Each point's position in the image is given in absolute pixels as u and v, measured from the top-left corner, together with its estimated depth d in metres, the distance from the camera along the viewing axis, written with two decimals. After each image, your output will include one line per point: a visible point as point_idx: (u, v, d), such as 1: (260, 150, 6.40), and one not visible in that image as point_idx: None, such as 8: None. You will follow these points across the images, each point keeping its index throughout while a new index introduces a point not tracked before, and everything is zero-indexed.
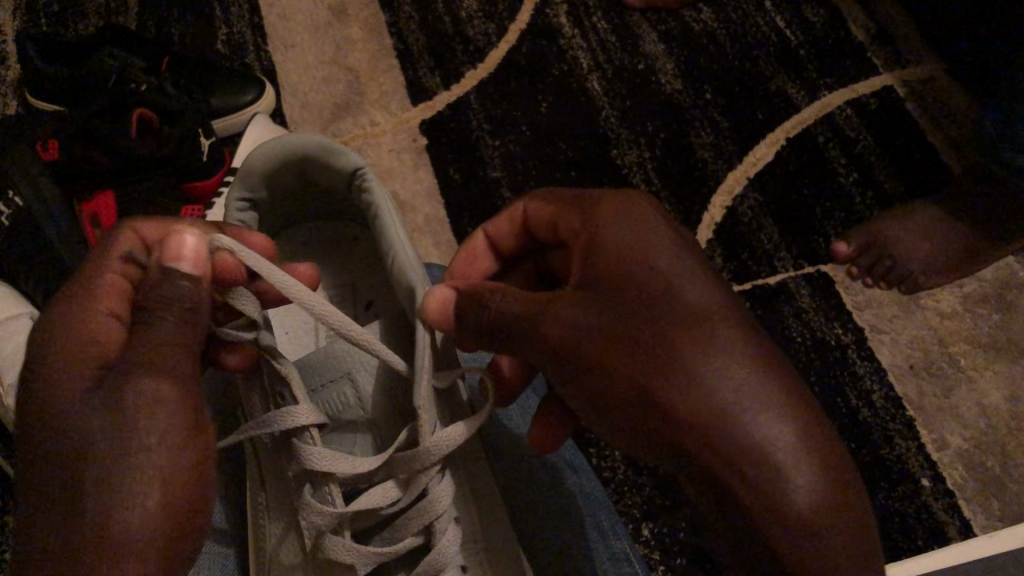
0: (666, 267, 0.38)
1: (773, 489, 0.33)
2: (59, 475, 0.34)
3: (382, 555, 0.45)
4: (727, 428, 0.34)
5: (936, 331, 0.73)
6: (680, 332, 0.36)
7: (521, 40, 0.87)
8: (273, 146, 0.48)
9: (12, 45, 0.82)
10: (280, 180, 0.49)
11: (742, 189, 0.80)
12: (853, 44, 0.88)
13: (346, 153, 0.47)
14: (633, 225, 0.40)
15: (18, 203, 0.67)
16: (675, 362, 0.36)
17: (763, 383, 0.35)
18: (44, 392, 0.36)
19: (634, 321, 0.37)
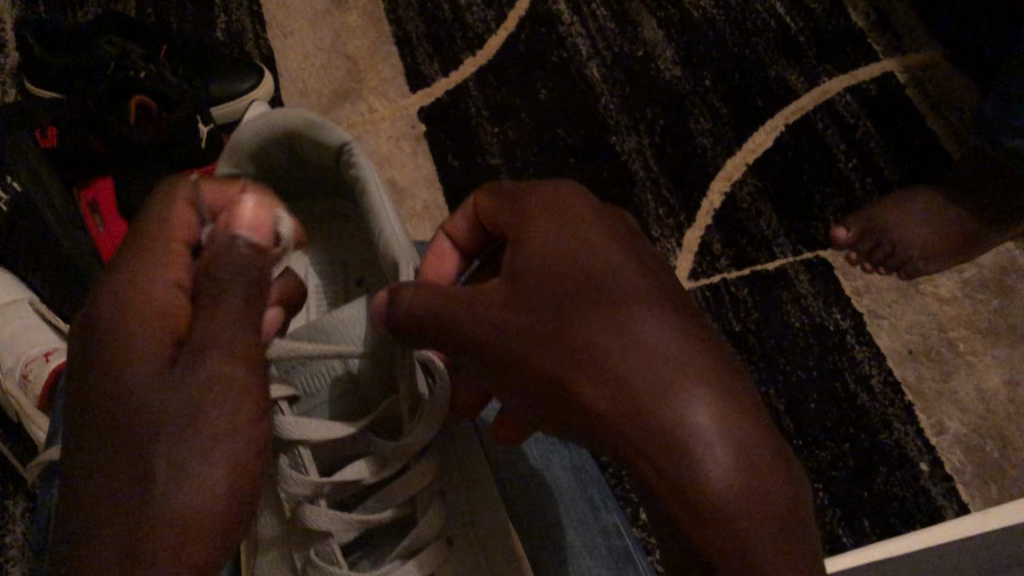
0: (590, 246, 0.33)
1: (687, 475, 0.28)
2: (112, 451, 0.31)
3: (364, 523, 0.45)
4: (657, 427, 0.28)
5: (935, 316, 0.73)
6: (599, 319, 0.31)
7: (520, 26, 0.87)
8: (265, 119, 0.48)
9: (10, 32, 0.82)
10: (271, 155, 0.49)
11: (741, 175, 0.80)
12: (853, 30, 0.87)
13: (331, 129, 0.46)
14: (559, 204, 0.35)
15: (17, 189, 0.68)
16: (598, 354, 0.30)
17: (700, 370, 0.29)
18: (104, 354, 0.33)
19: (554, 311, 0.32)
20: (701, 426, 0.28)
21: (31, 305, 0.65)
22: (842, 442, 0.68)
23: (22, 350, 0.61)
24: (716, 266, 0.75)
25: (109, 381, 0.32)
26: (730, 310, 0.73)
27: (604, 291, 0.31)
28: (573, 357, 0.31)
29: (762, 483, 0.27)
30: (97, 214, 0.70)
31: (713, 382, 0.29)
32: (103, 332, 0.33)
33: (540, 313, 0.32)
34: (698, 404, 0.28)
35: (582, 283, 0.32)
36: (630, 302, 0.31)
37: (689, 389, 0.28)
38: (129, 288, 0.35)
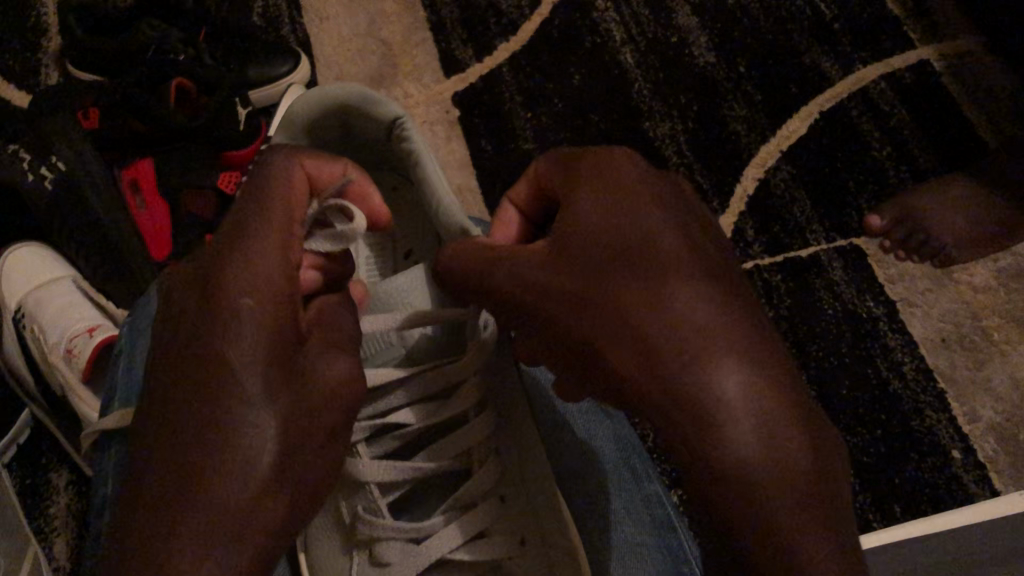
0: (633, 213, 0.33)
1: (709, 440, 0.28)
2: (203, 425, 0.32)
3: (417, 470, 0.48)
4: (684, 392, 0.29)
5: (969, 304, 0.73)
6: (637, 285, 0.31)
7: (554, 13, 0.87)
8: (317, 93, 0.49)
9: (52, 16, 0.84)
10: (324, 130, 0.50)
11: (774, 162, 0.80)
12: (888, 17, 0.87)
13: (385, 102, 0.47)
14: (611, 172, 0.35)
15: (63, 169, 0.68)
16: (634, 321, 0.31)
17: (735, 339, 0.29)
18: (221, 324, 0.33)
19: (595, 277, 0.32)
20: (729, 394, 0.28)
21: (74, 283, 0.67)
22: (874, 428, 0.68)
23: (66, 325, 0.62)
24: (749, 253, 0.75)
25: (224, 353, 0.33)
26: (763, 297, 0.73)
27: (643, 257, 0.32)
28: (609, 323, 0.31)
29: (786, 452, 0.28)
30: (138, 193, 0.73)
31: (746, 351, 0.29)
32: (221, 300, 0.34)
33: (581, 275, 0.33)
34: (728, 373, 0.28)
35: (623, 250, 0.32)
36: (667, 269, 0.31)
37: (721, 358, 0.29)
38: (247, 264, 0.34)
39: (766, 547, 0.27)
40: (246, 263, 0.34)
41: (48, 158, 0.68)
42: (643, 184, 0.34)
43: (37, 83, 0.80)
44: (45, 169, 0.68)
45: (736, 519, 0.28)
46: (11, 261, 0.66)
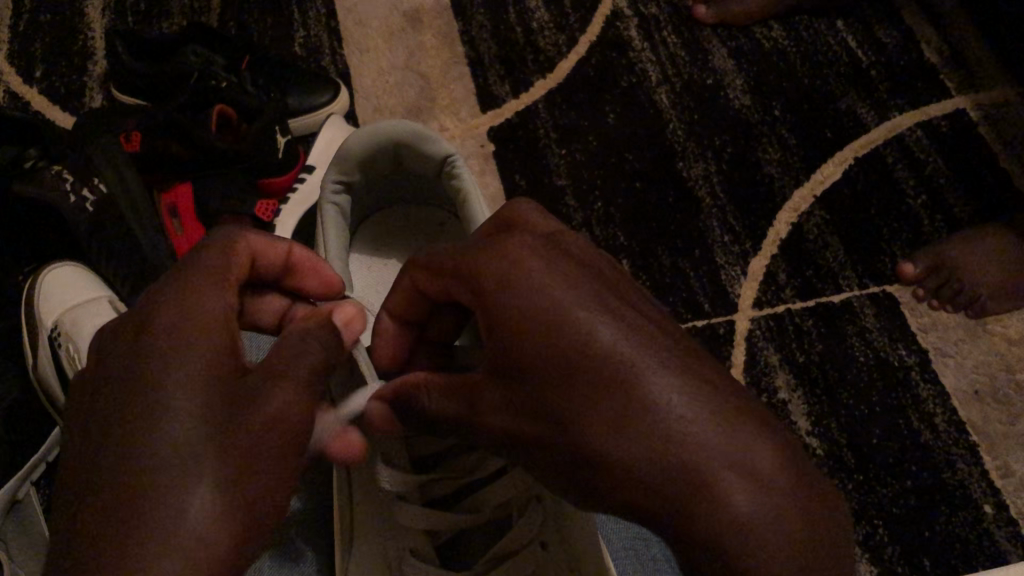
0: (565, 313, 0.33)
1: (713, 514, 0.29)
2: (118, 465, 0.30)
3: (455, 520, 0.49)
4: (674, 478, 0.30)
5: (1004, 356, 0.72)
6: (591, 390, 0.32)
7: (591, 51, 0.88)
8: (367, 128, 0.49)
9: (99, 41, 0.85)
10: (373, 162, 0.51)
11: (808, 206, 0.80)
12: (925, 65, 0.87)
13: (439, 139, 0.49)
14: (520, 291, 0.34)
15: (103, 190, 0.69)
16: (602, 427, 0.31)
17: (698, 428, 0.30)
18: (156, 396, 0.31)
19: (567, 413, 0.32)
20: (733, 504, 0.29)
21: (111, 302, 0.66)
22: (904, 480, 0.67)
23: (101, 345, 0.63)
24: (781, 296, 0.74)
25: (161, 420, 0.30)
26: (794, 342, 0.72)
27: (588, 377, 0.32)
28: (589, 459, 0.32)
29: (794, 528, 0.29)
30: (177, 217, 0.73)
31: (725, 451, 0.30)
32: (157, 372, 0.31)
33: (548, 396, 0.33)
34: (714, 480, 0.29)
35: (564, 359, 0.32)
36: (611, 377, 0.31)
37: (694, 465, 0.30)
38: (193, 337, 0.33)
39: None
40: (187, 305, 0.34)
41: (89, 179, 0.69)
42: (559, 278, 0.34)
43: (83, 106, 0.82)
44: (87, 192, 0.68)
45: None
46: (51, 279, 0.67)
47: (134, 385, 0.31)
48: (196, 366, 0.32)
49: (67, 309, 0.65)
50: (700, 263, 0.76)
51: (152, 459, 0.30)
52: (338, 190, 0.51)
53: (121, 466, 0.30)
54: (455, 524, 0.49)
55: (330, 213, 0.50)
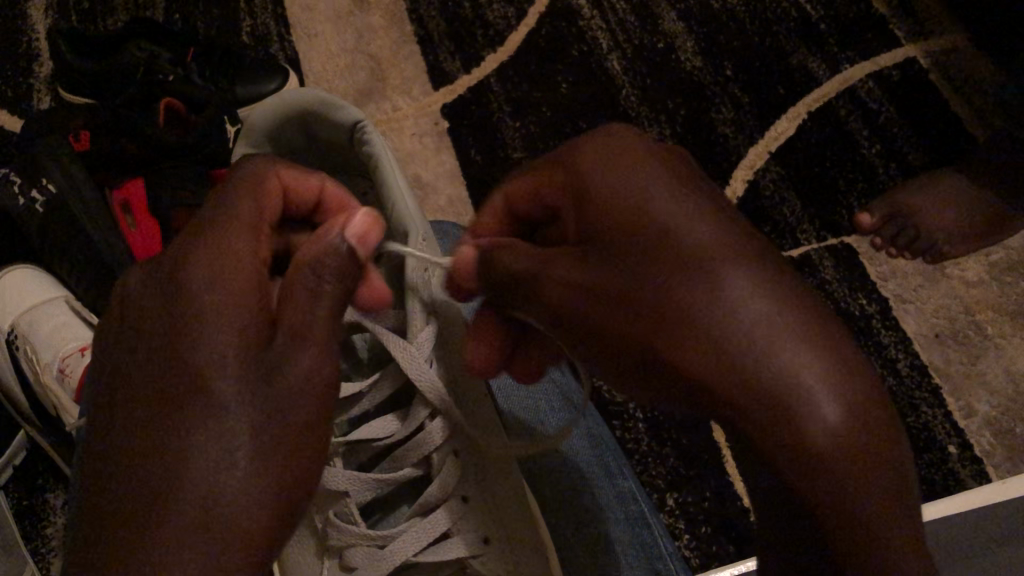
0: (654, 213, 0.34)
1: (800, 420, 0.30)
2: (165, 402, 0.34)
3: (376, 482, 0.50)
4: (767, 383, 0.30)
5: (963, 299, 0.73)
6: (682, 280, 0.32)
7: (540, 22, 0.87)
8: (278, 99, 0.51)
9: (43, 42, 0.84)
10: (283, 136, 0.52)
11: (764, 162, 0.80)
12: (875, 16, 0.87)
13: (344, 107, 0.49)
14: (604, 180, 0.35)
15: (52, 190, 0.68)
16: (691, 319, 0.32)
17: (788, 333, 0.30)
18: (197, 353, 0.34)
19: (658, 299, 0.33)
20: (815, 419, 0.29)
21: (66, 302, 0.66)
22: None
23: (58, 346, 0.62)
24: None
25: (199, 366, 0.34)
26: None
27: (682, 256, 0.32)
28: (676, 339, 0.32)
29: (857, 421, 0.29)
30: (129, 213, 0.70)
31: (800, 341, 0.30)
32: (185, 333, 0.34)
33: (627, 277, 0.34)
34: (788, 367, 0.30)
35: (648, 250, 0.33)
36: (693, 252, 0.32)
37: (769, 360, 0.30)
38: (218, 279, 0.36)
39: (840, 500, 0.30)
40: (213, 249, 0.36)
41: (39, 181, 0.68)
42: (656, 171, 0.35)
43: (31, 109, 0.81)
44: (37, 193, 0.68)
45: (840, 511, 0.30)
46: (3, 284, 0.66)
47: (167, 344, 0.34)
48: (219, 323, 0.35)
49: (21, 312, 0.64)
50: None
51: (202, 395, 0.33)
52: (252, 159, 0.54)
53: (176, 436, 0.33)
54: (376, 487, 0.50)
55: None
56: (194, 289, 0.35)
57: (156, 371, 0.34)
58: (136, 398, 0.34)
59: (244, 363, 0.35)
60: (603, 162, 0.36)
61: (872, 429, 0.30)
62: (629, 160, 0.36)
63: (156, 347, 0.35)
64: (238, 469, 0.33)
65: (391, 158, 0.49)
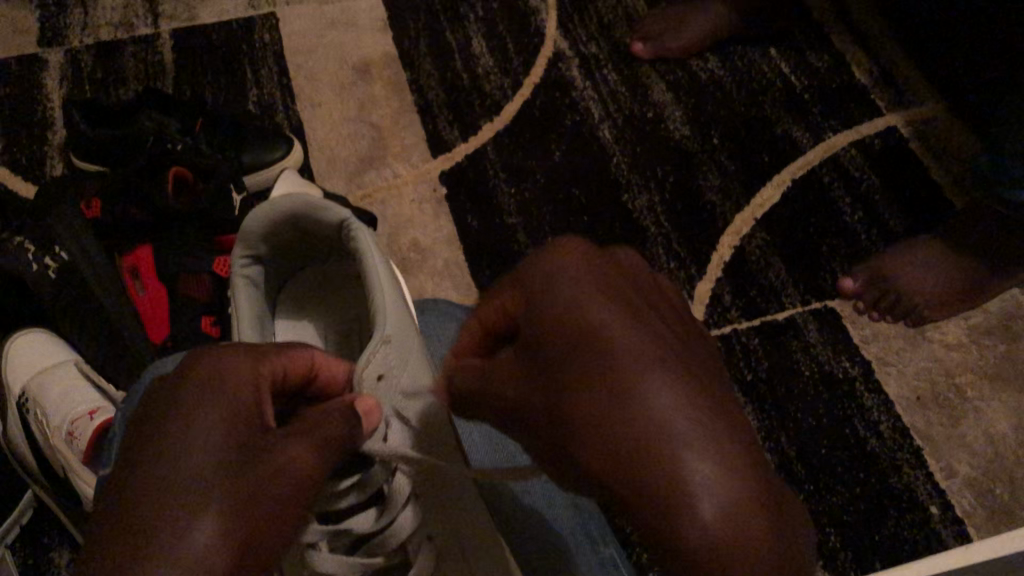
0: (576, 303, 0.30)
1: (677, 523, 0.26)
2: (151, 478, 0.30)
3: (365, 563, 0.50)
4: (654, 484, 0.27)
5: (943, 363, 0.75)
6: (587, 372, 0.29)
7: (535, 92, 0.91)
8: (265, 208, 0.51)
9: (57, 111, 0.88)
10: (275, 236, 0.53)
11: (749, 229, 0.83)
12: (856, 87, 0.92)
13: (330, 206, 0.51)
14: (539, 265, 0.32)
15: (64, 258, 0.71)
16: (598, 411, 0.28)
17: (690, 425, 0.27)
18: (185, 435, 0.31)
19: (567, 383, 0.29)
20: (693, 519, 0.26)
21: (75, 366, 0.67)
22: (853, 487, 0.69)
23: (68, 409, 0.63)
24: (727, 318, 0.77)
25: (188, 444, 0.31)
26: (741, 361, 0.75)
27: (584, 344, 0.29)
28: (571, 423, 0.29)
29: (734, 531, 0.26)
30: (138, 278, 0.74)
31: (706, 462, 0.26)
32: (180, 416, 0.32)
33: (544, 364, 0.30)
34: (677, 475, 0.26)
35: (563, 336, 0.30)
36: (622, 361, 0.28)
37: (659, 457, 0.27)
38: (215, 384, 0.34)
39: None
40: (224, 365, 0.35)
41: (51, 250, 0.71)
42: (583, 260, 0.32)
43: (43, 176, 0.84)
44: (48, 260, 0.71)
45: None
46: (16, 350, 0.68)
47: (160, 426, 0.32)
48: (216, 415, 0.32)
49: (34, 378, 0.66)
50: None
51: (186, 468, 0.31)
52: (247, 263, 0.53)
53: (163, 503, 0.30)
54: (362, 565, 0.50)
55: (241, 291, 0.53)
56: (194, 408, 0.32)
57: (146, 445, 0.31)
58: (129, 474, 0.31)
59: (238, 459, 0.32)
60: (535, 264, 0.32)
61: (753, 549, 0.26)
62: (564, 254, 0.32)
63: (143, 431, 0.32)
64: (216, 541, 0.29)
65: (374, 250, 0.50)
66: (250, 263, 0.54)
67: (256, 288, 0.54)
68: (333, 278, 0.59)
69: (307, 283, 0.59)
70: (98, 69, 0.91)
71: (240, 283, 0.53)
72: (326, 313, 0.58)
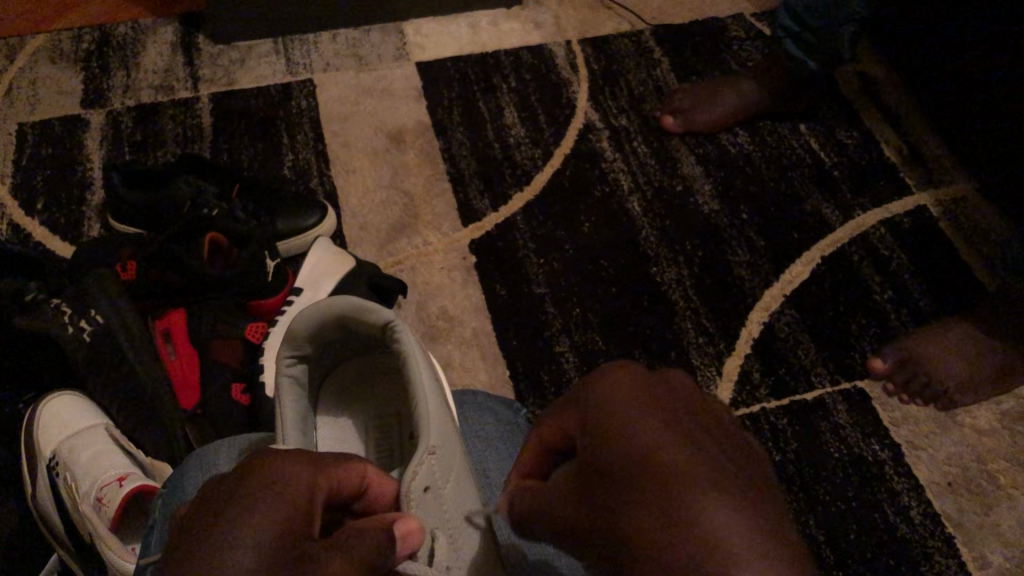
0: (640, 427, 0.26)
1: None
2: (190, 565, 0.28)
3: None
4: None
5: (975, 447, 0.74)
6: (645, 500, 0.24)
7: (565, 163, 0.92)
8: (317, 309, 0.52)
9: (97, 171, 0.90)
10: (321, 335, 0.54)
11: (779, 305, 0.83)
12: (886, 165, 0.93)
13: (379, 308, 0.52)
14: (605, 386, 0.28)
15: (100, 320, 0.71)
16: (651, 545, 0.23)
17: (760, 561, 0.22)
18: (232, 529, 0.30)
19: (624, 514, 0.25)
20: None
21: (108, 431, 0.69)
22: (883, 574, 0.68)
23: (98, 475, 0.64)
24: (756, 396, 0.77)
25: (235, 537, 0.29)
26: (769, 440, 0.74)
27: (643, 465, 0.25)
28: (626, 561, 0.24)
29: None
30: (170, 342, 0.75)
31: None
32: (233, 510, 0.30)
33: (602, 493, 0.26)
34: None
35: (624, 461, 0.25)
36: (682, 490, 0.24)
37: None
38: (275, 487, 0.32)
39: None
40: (283, 472, 0.33)
41: (87, 312, 0.71)
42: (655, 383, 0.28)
43: (80, 235, 0.86)
44: (85, 323, 0.70)
45: None
46: (50, 408, 0.69)
47: (213, 517, 0.30)
48: (264, 517, 0.30)
49: (65, 440, 0.67)
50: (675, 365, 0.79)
51: (226, 558, 0.29)
52: (293, 363, 0.53)
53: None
54: None
55: (288, 387, 0.52)
56: (244, 504, 0.31)
57: (193, 535, 0.30)
58: (173, 561, 0.29)
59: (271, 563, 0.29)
60: (604, 382, 0.29)
61: None
62: (635, 377, 0.28)
63: (196, 523, 0.30)
64: None
65: (418, 352, 0.51)
66: (294, 363, 0.54)
67: (300, 389, 0.54)
68: (371, 377, 0.59)
69: (346, 381, 0.59)
70: (138, 131, 0.93)
71: (285, 384, 0.52)
72: (364, 413, 0.58)
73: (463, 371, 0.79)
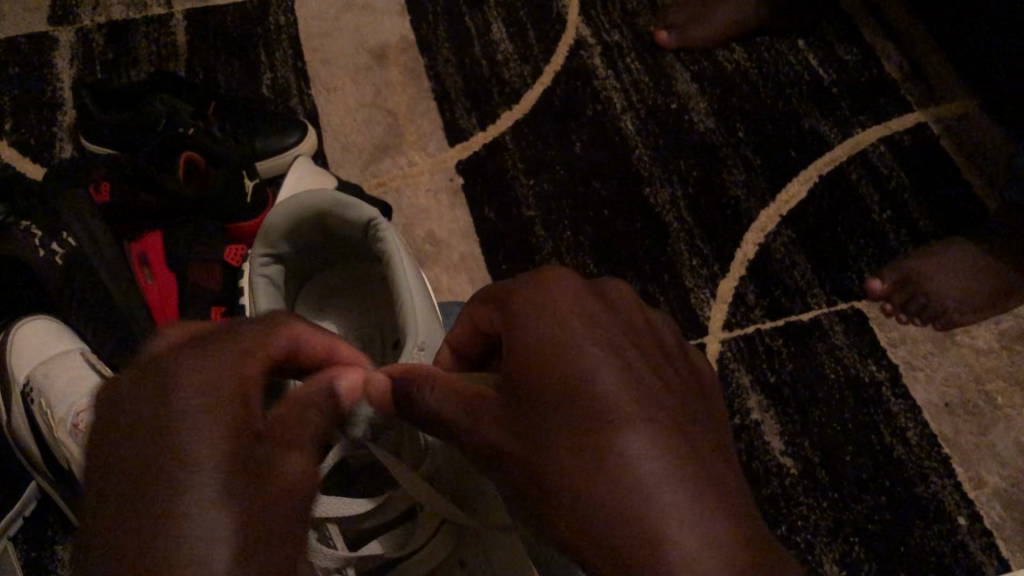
0: (569, 352, 0.33)
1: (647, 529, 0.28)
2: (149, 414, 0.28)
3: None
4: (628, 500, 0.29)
5: (972, 367, 0.73)
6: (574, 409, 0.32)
7: (556, 81, 0.89)
8: (289, 203, 0.50)
9: (68, 90, 0.86)
10: (298, 233, 0.52)
11: (775, 226, 0.80)
12: (886, 81, 0.90)
13: (361, 205, 0.49)
14: (534, 315, 0.35)
15: (72, 243, 0.69)
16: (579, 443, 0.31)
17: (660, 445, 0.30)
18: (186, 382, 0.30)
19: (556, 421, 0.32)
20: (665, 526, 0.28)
21: (82, 355, 0.66)
22: (878, 495, 0.68)
23: (74, 401, 0.62)
24: (750, 317, 0.75)
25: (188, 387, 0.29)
26: (764, 362, 0.73)
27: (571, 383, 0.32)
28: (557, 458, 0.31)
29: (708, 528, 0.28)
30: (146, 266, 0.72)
31: (681, 492, 0.29)
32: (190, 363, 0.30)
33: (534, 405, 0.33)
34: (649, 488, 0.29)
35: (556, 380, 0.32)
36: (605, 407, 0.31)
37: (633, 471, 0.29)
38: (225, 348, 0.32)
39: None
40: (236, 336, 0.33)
41: (58, 236, 0.68)
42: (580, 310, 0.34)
43: (53, 157, 0.82)
44: (56, 246, 0.68)
45: None
46: (21, 336, 0.67)
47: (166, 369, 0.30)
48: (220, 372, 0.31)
49: (39, 366, 0.65)
50: (669, 288, 0.77)
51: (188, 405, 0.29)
52: (267, 262, 0.52)
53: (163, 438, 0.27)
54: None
55: (261, 286, 0.51)
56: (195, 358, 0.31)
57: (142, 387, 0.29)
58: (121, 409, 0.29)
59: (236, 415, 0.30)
60: (534, 309, 0.35)
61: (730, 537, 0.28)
62: (563, 305, 0.35)
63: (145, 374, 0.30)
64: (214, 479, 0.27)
65: (402, 252, 0.49)
66: (270, 261, 0.52)
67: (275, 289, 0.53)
68: (355, 278, 0.57)
69: (331, 281, 0.58)
70: (110, 49, 0.89)
71: (258, 284, 0.51)
72: (346, 312, 0.57)
73: (452, 294, 0.77)
